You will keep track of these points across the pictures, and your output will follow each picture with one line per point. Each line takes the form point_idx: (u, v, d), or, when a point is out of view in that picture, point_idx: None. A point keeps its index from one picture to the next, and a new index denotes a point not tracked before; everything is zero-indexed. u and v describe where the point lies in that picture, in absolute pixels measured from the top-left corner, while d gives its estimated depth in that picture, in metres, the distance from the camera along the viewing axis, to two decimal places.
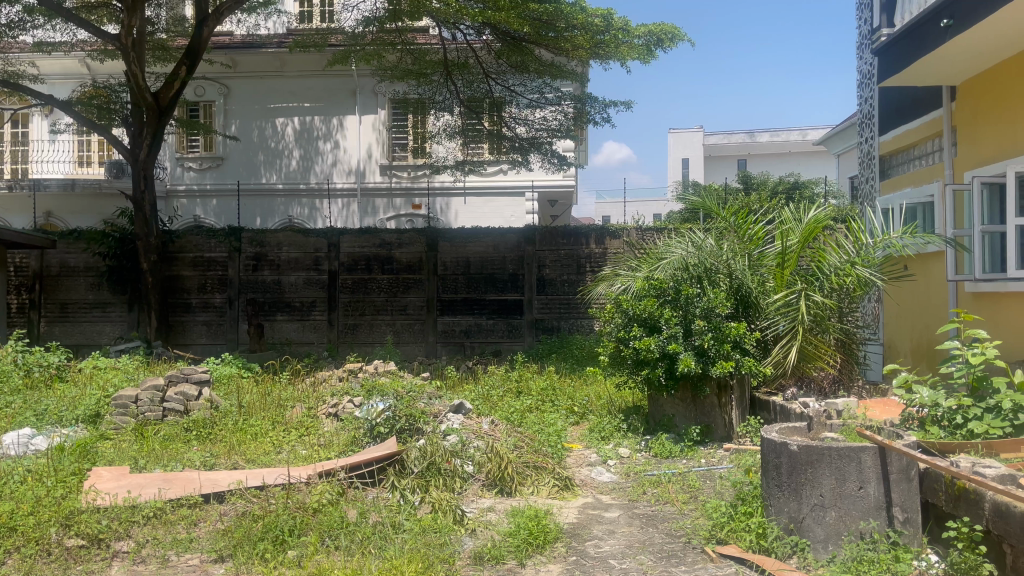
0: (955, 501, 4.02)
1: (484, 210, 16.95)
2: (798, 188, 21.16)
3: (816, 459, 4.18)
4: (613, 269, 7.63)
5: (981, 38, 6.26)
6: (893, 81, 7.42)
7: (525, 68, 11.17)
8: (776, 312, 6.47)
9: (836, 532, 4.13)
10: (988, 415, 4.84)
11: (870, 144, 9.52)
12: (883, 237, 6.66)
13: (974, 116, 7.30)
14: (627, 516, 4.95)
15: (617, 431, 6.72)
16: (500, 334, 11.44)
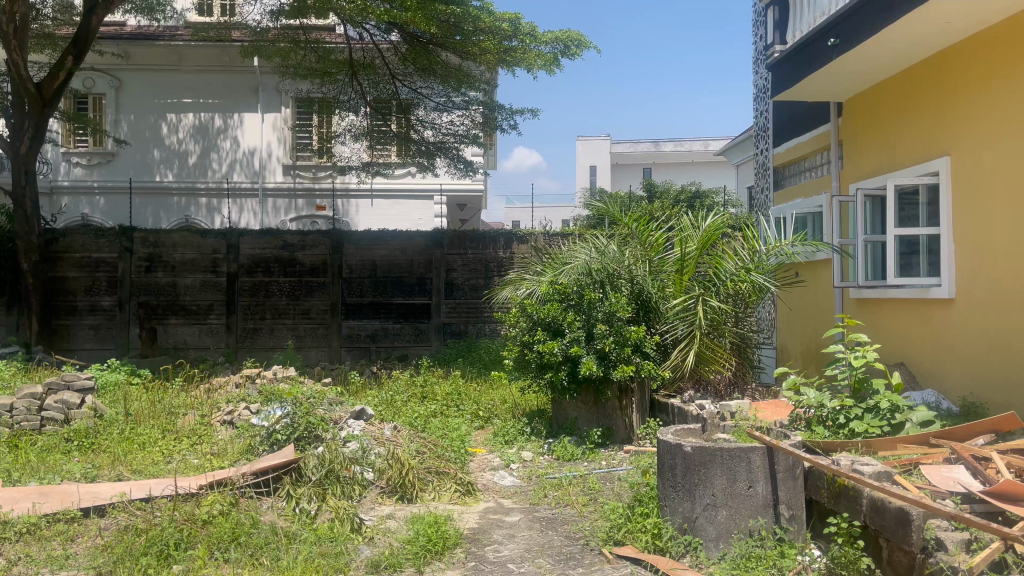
0: (836, 497, 4.21)
1: (391, 212, 16.78)
2: (699, 197, 21.86)
3: (708, 460, 4.30)
4: (518, 274, 7.67)
5: (864, 56, 6.60)
6: (785, 95, 7.74)
7: (431, 72, 11.14)
8: (674, 317, 6.61)
9: (726, 531, 4.26)
10: (868, 415, 5.09)
11: (765, 155, 9.89)
12: (775, 245, 6.91)
13: (859, 132, 7.70)
14: (527, 521, 4.97)
15: (520, 435, 6.76)
16: (406, 339, 11.33)
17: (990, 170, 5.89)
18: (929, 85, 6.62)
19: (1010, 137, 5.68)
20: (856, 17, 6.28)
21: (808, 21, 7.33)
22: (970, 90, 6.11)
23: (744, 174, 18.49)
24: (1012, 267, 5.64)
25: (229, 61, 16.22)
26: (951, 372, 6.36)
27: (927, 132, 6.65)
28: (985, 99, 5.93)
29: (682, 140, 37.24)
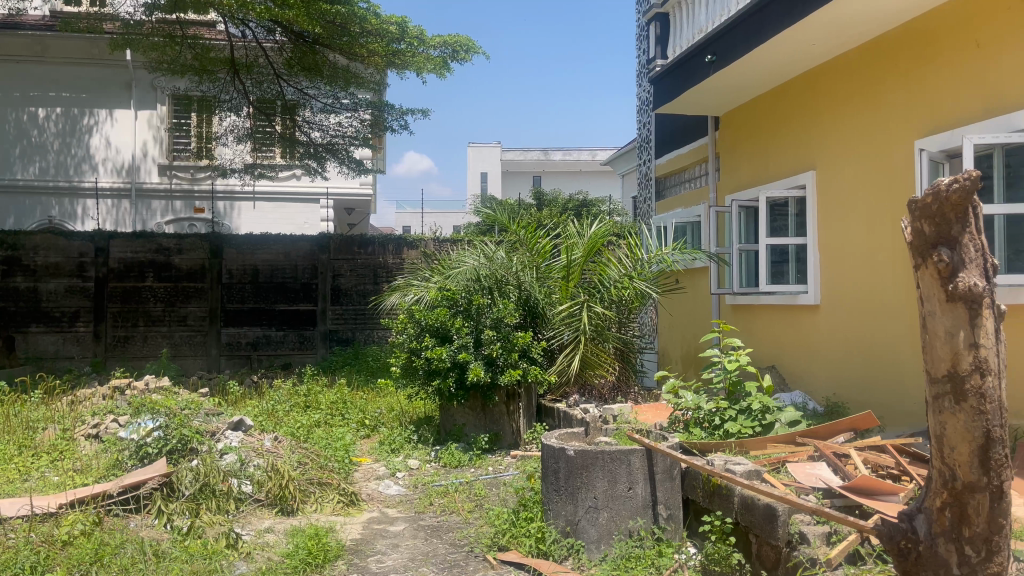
0: (710, 496, 4.38)
1: (275, 216, 16.30)
2: (586, 205, 22.28)
3: (590, 463, 4.39)
4: (405, 279, 7.63)
5: (738, 73, 6.92)
6: (666, 108, 8.01)
7: (317, 72, 10.89)
8: (560, 322, 6.73)
9: (607, 532, 4.36)
10: (741, 416, 5.32)
11: (647, 166, 10.21)
12: (656, 253, 7.11)
13: (734, 146, 8.09)
14: (412, 529, 4.92)
15: (407, 443, 6.68)
16: (290, 346, 11.01)
17: (851, 184, 6.31)
18: (798, 103, 7.02)
19: (869, 154, 6.11)
20: (731, 36, 6.57)
21: (687, 38, 7.63)
22: (834, 109, 6.53)
23: (627, 183, 18.97)
24: (869, 276, 6.06)
25: (98, 54, 15.36)
26: (816, 372, 6.75)
27: (796, 148, 7.06)
28: (847, 118, 6.38)
29: (570, 149, 37.83)
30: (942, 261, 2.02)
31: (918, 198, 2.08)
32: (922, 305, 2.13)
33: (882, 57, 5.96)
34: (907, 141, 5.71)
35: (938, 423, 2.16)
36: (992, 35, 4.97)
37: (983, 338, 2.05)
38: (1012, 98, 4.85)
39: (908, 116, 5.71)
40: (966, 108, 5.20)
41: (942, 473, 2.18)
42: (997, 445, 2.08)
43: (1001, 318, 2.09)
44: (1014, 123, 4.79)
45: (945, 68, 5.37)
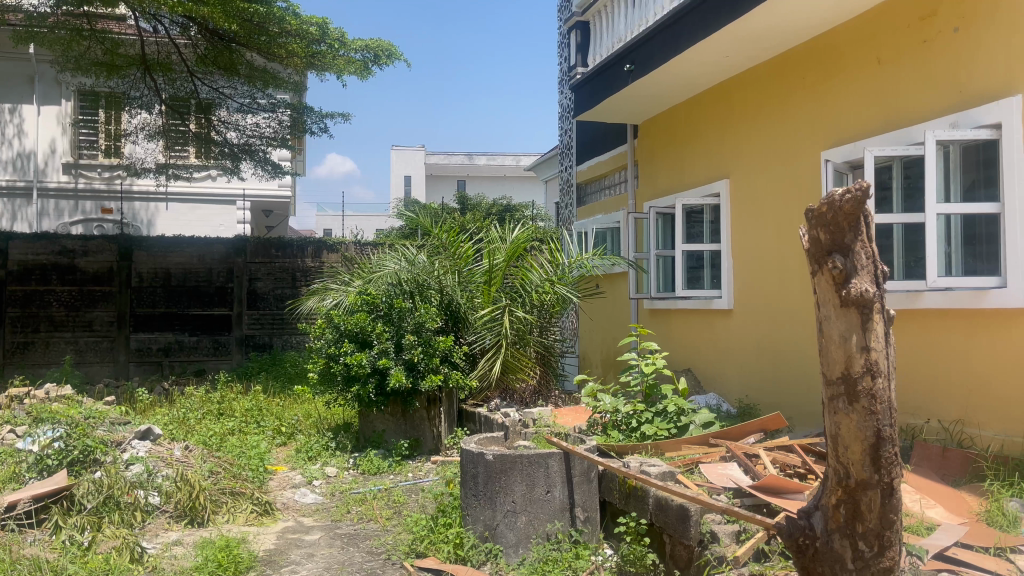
0: (626, 498, 4.45)
1: (189, 218, 15.84)
2: (509, 210, 22.35)
3: (509, 468, 4.40)
4: (324, 283, 7.51)
5: (656, 82, 7.07)
6: (586, 116, 8.11)
7: (233, 72, 10.62)
8: (482, 327, 6.68)
9: (525, 536, 4.38)
10: (657, 418, 5.43)
11: (569, 172, 10.32)
12: (577, 258, 7.13)
13: (651, 154, 8.27)
14: (328, 538, 4.84)
15: (325, 450, 6.60)
16: (204, 352, 10.70)
17: (762, 192, 6.53)
18: (713, 113, 7.22)
19: (779, 163, 6.34)
20: (648, 46, 6.71)
21: (607, 47, 7.75)
22: (746, 119, 6.75)
23: (549, 189, 19.17)
24: (779, 281, 6.27)
25: None
26: (728, 375, 6.97)
27: (710, 156, 7.27)
28: (757, 129, 6.62)
29: (494, 154, 38.14)
30: (836, 268, 2.11)
31: (814, 208, 2.16)
32: (819, 310, 2.22)
33: (790, 71, 6.21)
34: (814, 152, 5.96)
35: (833, 423, 2.25)
36: (892, 51, 5.26)
37: (873, 341, 2.14)
38: (911, 111, 5.15)
39: (814, 127, 5.96)
40: (868, 121, 5.47)
41: (837, 472, 2.27)
42: (887, 444, 2.18)
43: (891, 322, 2.19)
44: (911, 136, 5.06)
45: (848, 82, 5.64)
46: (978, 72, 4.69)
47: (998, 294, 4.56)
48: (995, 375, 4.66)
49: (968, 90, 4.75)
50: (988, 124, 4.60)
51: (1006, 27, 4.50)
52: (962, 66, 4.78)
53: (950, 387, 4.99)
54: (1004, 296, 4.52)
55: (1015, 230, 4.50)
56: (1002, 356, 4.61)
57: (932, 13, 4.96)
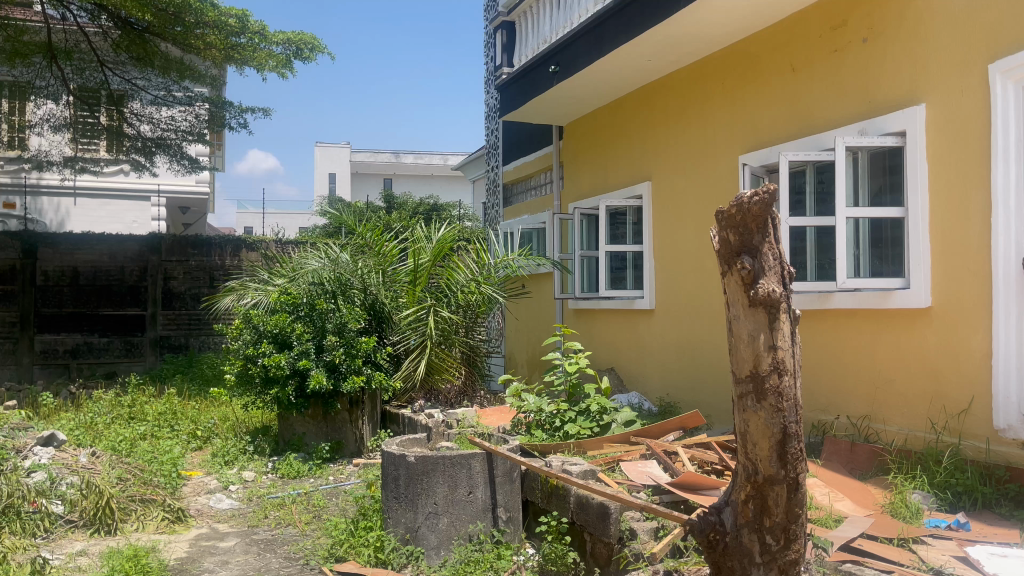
0: (548, 497, 4.47)
1: (99, 214, 15.25)
2: (436, 209, 22.24)
3: (431, 469, 4.35)
4: (242, 281, 7.30)
5: (579, 84, 7.14)
6: (512, 116, 8.12)
7: (148, 62, 10.25)
8: (407, 327, 6.60)
9: (447, 537, 4.35)
10: (580, 418, 5.48)
11: (495, 172, 10.32)
12: (502, 258, 7.09)
13: (576, 155, 8.34)
14: (244, 544, 4.70)
15: (242, 454, 6.41)
16: (115, 353, 10.29)
17: (683, 195, 6.65)
18: (636, 116, 7.33)
19: (699, 167, 6.47)
20: (572, 47, 6.76)
21: (532, 48, 7.78)
22: (667, 122, 6.87)
23: (474, 189, 19.18)
24: (698, 282, 6.40)
25: None
26: (650, 374, 7.08)
27: (633, 159, 7.37)
28: (678, 132, 6.74)
29: (422, 153, 37.34)
30: (745, 268, 2.15)
31: (724, 210, 2.20)
32: (728, 310, 2.26)
33: (711, 75, 6.35)
34: (731, 155, 6.11)
35: (742, 420, 2.29)
36: (806, 59, 5.44)
37: (780, 341, 2.19)
38: (823, 118, 5.34)
39: (732, 131, 6.11)
40: (783, 126, 5.65)
41: (747, 467, 2.31)
42: (793, 440, 2.24)
43: (797, 322, 2.25)
44: (823, 142, 5.24)
45: (764, 88, 5.81)
46: (884, 82, 4.90)
47: (902, 295, 4.77)
48: (900, 372, 4.87)
49: (876, 99, 4.96)
50: (893, 131, 4.82)
51: (911, 40, 4.73)
52: (870, 75, 4.99)
53: (858, 384, 5.19)
54: (909, 296, 4.72)
55: (918, 234, 4.70)
56: (906, 354, 4.82)
57: (842, 23, 5.17)
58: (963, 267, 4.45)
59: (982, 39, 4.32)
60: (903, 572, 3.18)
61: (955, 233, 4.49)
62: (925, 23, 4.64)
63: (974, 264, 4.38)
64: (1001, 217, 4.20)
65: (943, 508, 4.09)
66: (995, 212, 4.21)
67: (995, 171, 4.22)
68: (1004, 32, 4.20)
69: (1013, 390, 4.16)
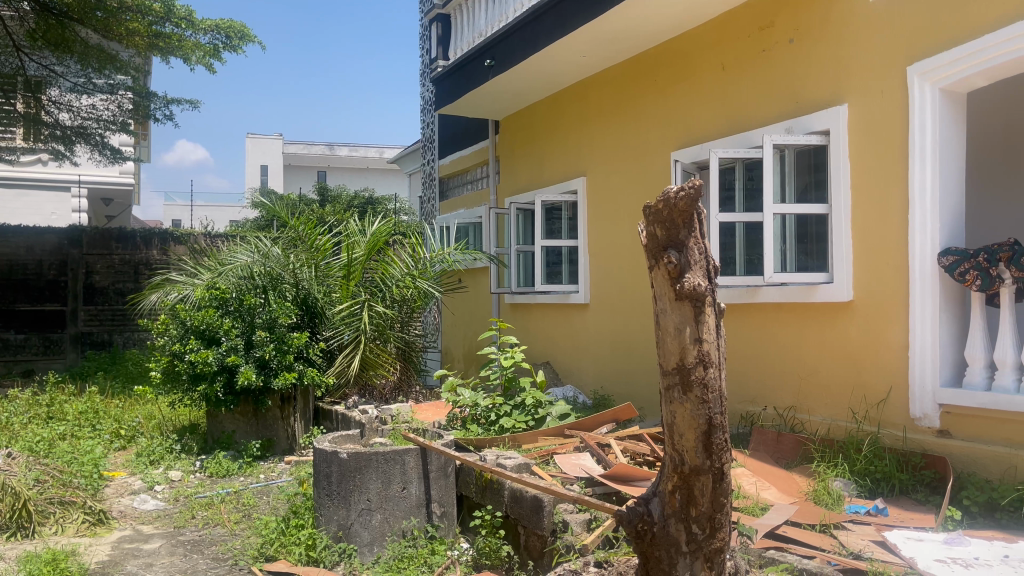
0: (482, 491, 4.47)
1: (15, 205, 14.63)
2: (371, 203, 21.96)
3: (364, 465, 4.30)
4: (169, 275, 7.10)
5: (515, 79, 7.14)
6: (447, 109, 8.07)
7: (66, 49, 9.72)
8: (340, 322, 6.47)
9: (380, 534, 4.31)
10: (515, 411, 5.50)
11: (431, 166, 10.26)
12: (438, 252, 7.02)
13: (512, 150, 8.36)
14: (169, 546, 4.57)
15: (168, 453, 6.23)
16: (33, 351, 10.05)
17: (617, 190, 6.73)
18: (571, 112, 7.38)
19: (633, 163, 6.55)
20: (507, 42, 6.75)
21: (467, 42, 7.75)
22: (602, 118, 6.94)
23: (411, 183, 18.99)
24: (632, 276, 6.48)
25: None
26: (585, 367, 7.15)
27: (568, 154, 7.42)
28: (612, 128, 6.81)
29: (357, 146, 36.93)
30: (672, 262, 2.18)
31: (651, 204, 2.22)
32: (655, 303, 2.30)
33: (644, 73, 6.43)
34: (664, 152, 6.20)
35: (669, 412, 2.33)
36: (735, 58, 5.57)
37: (705, 333, 2.24)
38: (751, 117, 5.47)
39: (665, 128, 6.21)
40: (713, 124, 5.76)
41: (674, 458, 2.35)
42: (718, 431, 2.28)
43: (722, 315, 2.30)
44: (751, 140, 5.36)
45: (695, 86, 5.92)
46: (809, 82, 5.05)
47: (825, 290, 4.92)
48: (824, 364, 5.02)
49: (802, 98, 5.10)
50: (818, 130, 4.97)
51: (834, 42, 4.87)
52: (796, 75, 5.12)
53: (784, 376, 5.34)
54: (832, 290, 4.87)
55: (841, 229, 4.85)
56: (829, 346, 4.98)
57: (770, 24, 5.30)
58: (883, 263, 4.61)
59: (900, 43, 4.48)
60: (824, 557, 3.29)
61: (875, 229, 4.65)
62: (848, 26, 4.79)
63: (893, 260, 4.55)
64: (917, 213, 4.36)
65: (863, 495, 4.24)
66: (913, 210, 4.39)
67: (912, 169, 4.39)
68: (921, 37, 4.36)
69: (929, 380, 4.35)
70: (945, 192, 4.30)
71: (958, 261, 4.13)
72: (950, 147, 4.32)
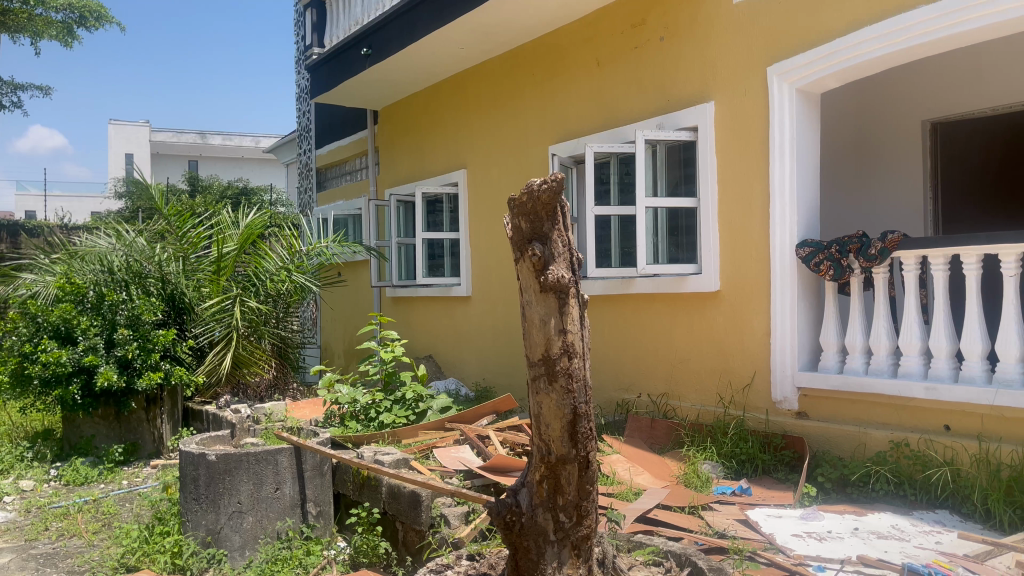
0: (359, 488, 4.40)
1: None
2: (244, 194, 21.16)
3: (234, 467, 4.12)
4: (19, 268, 6.65)
5: (392, 68, 7.03)
6: (324, 98, 7.85)
7: None
8: (210, 318, 6.19)
9: (252, 537, 4.17)
10: (395, 406, 5.44)
11: (308, 156, 9.99)
12: (314, 245, 6.87)
13: (391, 141, 8.25)
14: (19, 561, 4.25)
15: (19, 462, 5.80)
16: None
17: (497, 183, 6.76)
18: (450, 103, 7.35)
19: (512, 156, 6.59)
20: (384, 31, 6.63)
21: (344, 29, 7.58)
22: (481, 111, 6.94)
23: (287, 174, 18.39)
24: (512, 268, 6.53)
25: None
26: (466, 360, 7.16)
27: (449, 146, 7.39)
28: (492, 121, 6.82)
29: (231, 134, 35.54)
30: (536, 254, 2.20)
31: (515, 197, 2.23)
32: (521, 295, 2.30)
33: (522, 66, 6.48)
34: (542, 145, 6.27)
35: (536, 403, 2.34)
36: (609, 54, 5.69)
37: (569, 324, 2.27)
38: (625, 112, 5.60)
39: (543, 122, 6.27)
40: (589, 119, 5.87)
41: (540, 448, 2.37)
42: (583, 420, 2.31)
43: (586, 306, 2.33)
44: (625, 135, 5.49)
45: (572, 80, 6.02)
46: (678, 80, 5.22)
47: (695, 281, 5.11)
48: (693, 352, 5.23)
49: (672, 95, 5.27)
50: (687, 126, 5.14)
51: (702, 41, 5.05)
52: (666, 72, 5.29)
53: (656, 365, 5.53)
54: (700, 281, 5.07)
55: (709, 222, 5.04)
56: (697, 335, 5.20)
57: (641, 22, 5.45)
58: (746, 255, 4.83)
59: (762, 44, 4.69)
60: (691, 537, 3.42)
61: (739, 222, 4.87)
62: (713, 26, 4.98)
63: (756, 252, 4.77)
64: (776, 208, 4.60)
65: (729, 476, 4.44)
66: (773, 204, 4.62)
67: (773, 165, 4.61)
68: (780, 39, 4.59)
69: (788, 365, 4.60)
70: (801, 187, 4.55)
71: (814, 253, 4.38)
72: (806, 145, 4.57)
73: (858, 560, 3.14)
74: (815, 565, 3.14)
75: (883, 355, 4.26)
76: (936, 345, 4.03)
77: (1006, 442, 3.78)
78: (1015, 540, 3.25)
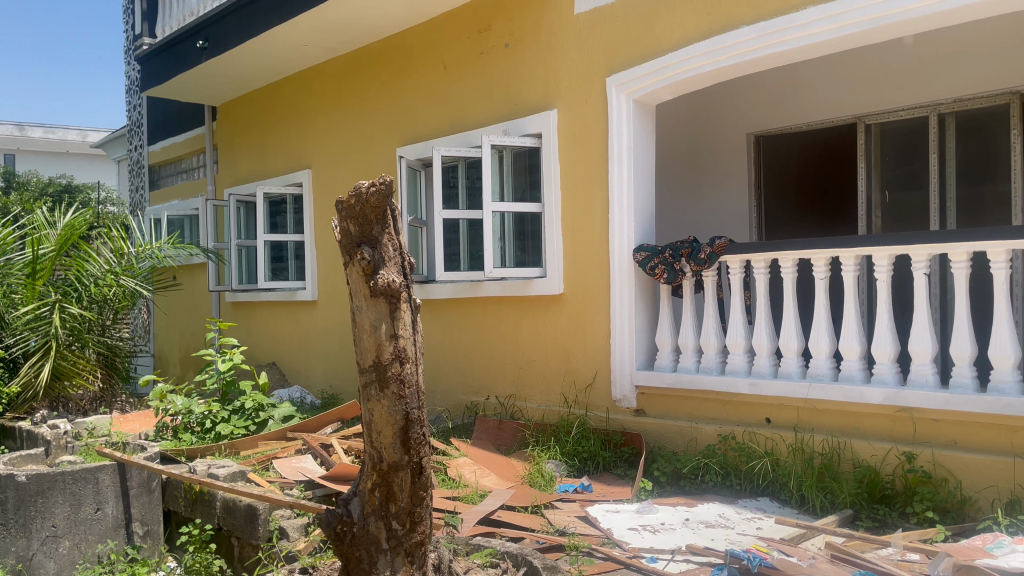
0: (192, 504, 4.18)
1: None
2: (67, 193, 19.55)
3: (47, 488, 3.78)
4: None
5: (231, 63, 6.73)
6: (156, 91, 7.41)
7: None
8: (24, 327, 5.66)
9: (69, 562, 3.86)
10: (234, 417, 5.21)
11: (139, 153, 9.39)
12: (145, 247, 6.45)
13: (231, 139, 7.90)
14: None
15: None
16: None
17: (344, 184, 6.61)
18: (295, 101, 7.12)
19: (360, 158, 6.47)
20: (222, 24, 6.34)
21: (177, 20, 7.18)
22: (328, 110, 6.77)
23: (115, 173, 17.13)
24: None
25: None
26: (312, 367, 6.96)
27: (293, 145, 7.15)
28: (339, 121, 6.66)
29: (53, 127, 32.84)
30: (365, 259, 2.15)
31: (343, 199, 2.18)
32: (351, 300, 2.24)
33: (369, 66, 6.38)
34: (390, 147, 6.20)
35: (367, 410, 2.29)
36: (455, 59, 5.72)
37: (401, 329, 2.23)
38: (471, 117, 5.64)
39: (391, 123, 6.20)
40: (436, 122, 5.86)
41: (372, 456, 2.32)
42: (415, 425, 2.29)
43: (418, 311, 2.31)
44: (472, 139, 5.52)
45: (418, 83, 5.99)
46: (522, 87, 5.32)
47: (540, 284, 5.21)
48: (538, 354, 5.34)
49: (516, 102, 5.36)
50: (531, 132, 5.23)
51: (544, 50, 5.17)
52: (511, 80, 5.38)
53: (503, 367, 5.60)
54: (545, 285, 5.18)
55: (552, 227, 5.15)
56: (541, 338, 5.31)
57: (487, 28, 5.50)
58: (588, 259, 4.98)
59: (600, 56, 4.86)
60: (533, 537, 3.48)
61: (580, 227, 5.02)
62: (555, 35, 5.11)
63: (596, 256, 4.94)
64: (615, 213, 4.77)
65: (572, 474, 4.54)
66: (612, 210, 4.78)
67: (612, 173, 4.78)
68: (617, 52, 4.77)
69: (627, 365, 4.79)
70: (638, 193, 4.75)
71: (649, 257, 4.56)
72: (642, 153, 4.77)
73: (687, 549, 3.30)
74: (648, 556, 3.28)
75: (712, 353, 4.51)
76: (758, 342, 4.32)
77: (818, 432, 4.12)
78: (825, 522, 3.52)
